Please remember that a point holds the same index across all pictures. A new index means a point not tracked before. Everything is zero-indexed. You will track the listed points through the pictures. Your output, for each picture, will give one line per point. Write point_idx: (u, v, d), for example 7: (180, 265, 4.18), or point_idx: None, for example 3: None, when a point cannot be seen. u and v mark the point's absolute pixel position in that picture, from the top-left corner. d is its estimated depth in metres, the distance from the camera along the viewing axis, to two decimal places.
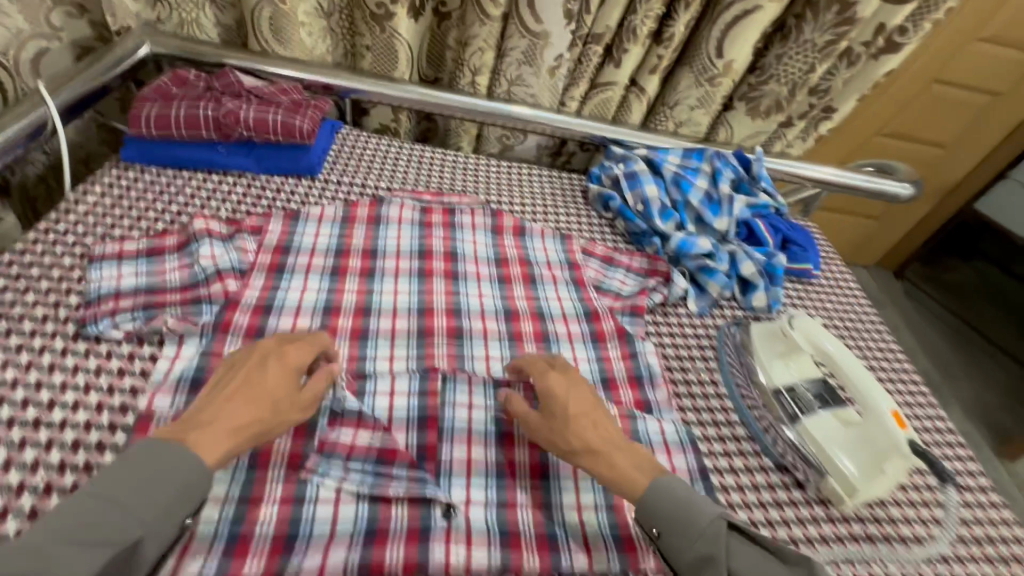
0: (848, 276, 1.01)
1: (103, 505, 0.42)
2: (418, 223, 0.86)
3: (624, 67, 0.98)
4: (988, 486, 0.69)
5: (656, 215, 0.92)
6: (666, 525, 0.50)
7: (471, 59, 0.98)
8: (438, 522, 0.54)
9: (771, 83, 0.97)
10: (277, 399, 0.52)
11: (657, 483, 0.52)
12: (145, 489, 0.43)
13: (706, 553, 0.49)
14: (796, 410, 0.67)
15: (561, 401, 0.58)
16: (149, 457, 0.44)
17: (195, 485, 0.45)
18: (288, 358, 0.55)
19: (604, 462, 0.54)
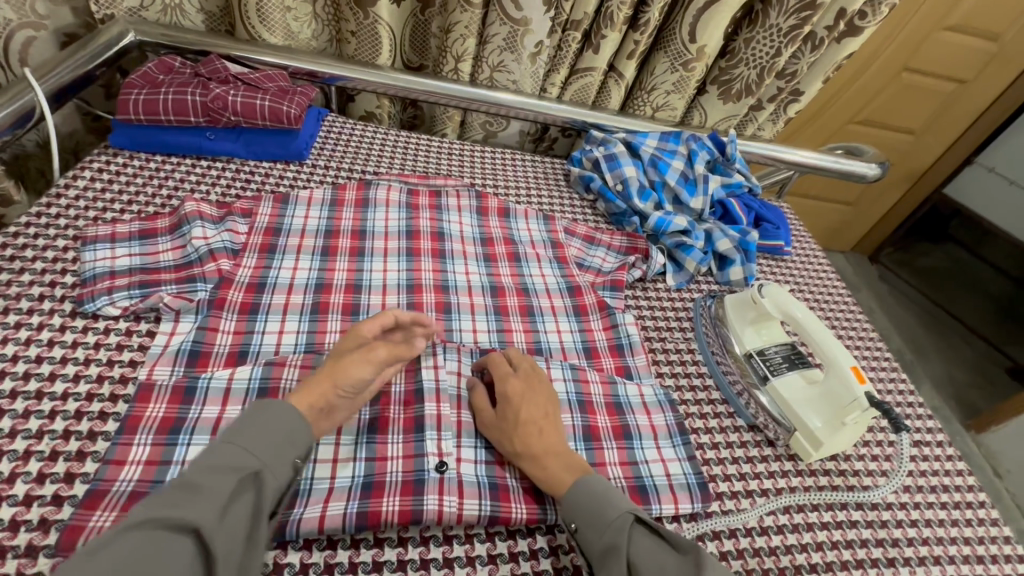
0: (818, 252, 1.06)
1: (230, 447, 0.48)
2: (405, 205, 0.88)
3: (602, 53, 1.01)
4: (944, 440, 0.75)
5: (635, 194, 0.96)
6: (582, 518, 0.53)
7: (454, 46, 1.01)
8: (431, 475, 0.57)
9: (740, 67, 1.01)
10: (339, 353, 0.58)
11: (580, 479, 0.55)
12: (260, 431, 0.49)
13: (610, 544, 0.51)
14: (767, 371, 0.71)
15: (514, 406, 0.61)
16: (256, 408, 0.51)
17: (299, 430, 0.51)
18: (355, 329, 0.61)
19: (537, 465, 0.57)
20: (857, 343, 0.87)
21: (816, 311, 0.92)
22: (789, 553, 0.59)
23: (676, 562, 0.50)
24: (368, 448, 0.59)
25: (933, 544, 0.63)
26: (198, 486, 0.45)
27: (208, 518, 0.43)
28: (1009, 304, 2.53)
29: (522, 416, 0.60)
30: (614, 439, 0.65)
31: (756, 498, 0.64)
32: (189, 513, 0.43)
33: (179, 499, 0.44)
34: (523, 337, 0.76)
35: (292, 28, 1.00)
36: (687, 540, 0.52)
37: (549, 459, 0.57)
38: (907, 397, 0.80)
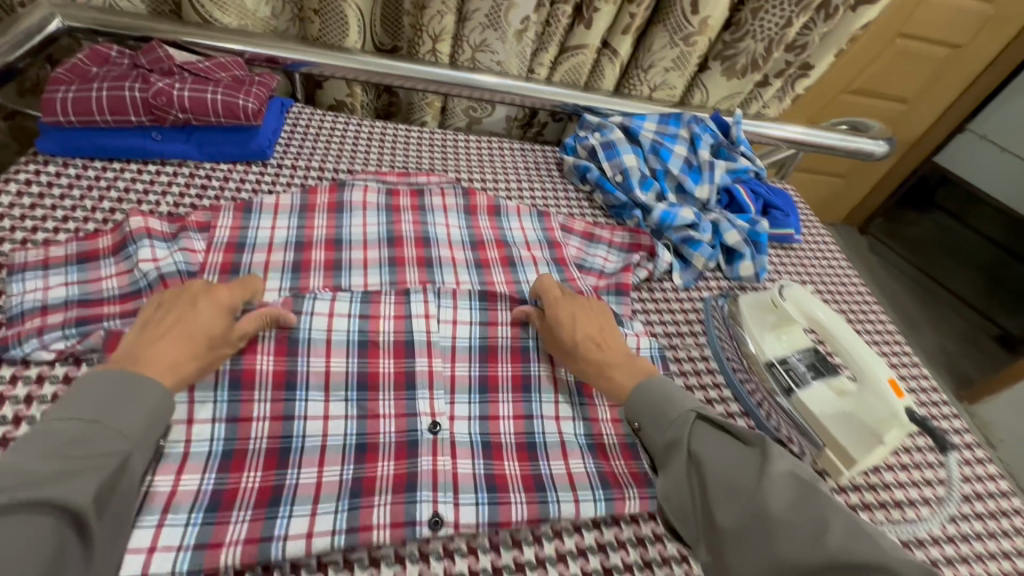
0: (828, 238, 1.00)
1: (84, 424, 0.45)
2: (385, 207, 0.80)
3: (595, 27, 0.91)
4: (973, 442, 0.71)
5: (636, 185, 0.88)
6: (645, 418, 0.57)
7: (431, 25, 0.91)
8: (424, 435, 0.58)
9: (747, 40, 0.92)
10: (210, 333, 0.54)
11: (641, 384, 0.59)
12: (122, 409, 0.47)
13: (673, 439, 0.55)
14: (792, 382, 0.65)
15: (568, 329, 0.65)
16: (109, 386, 0.47)
17: (159, 410, 0.49)
18: (218, 298, 0.57)
19: (604, 378, 0.62)
20: (876, 340, 0.82)
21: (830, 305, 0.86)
22: None
23: (739, 453, 0.53)
24: (230, 407, 0.55)
25: (973, 563, 0.58)
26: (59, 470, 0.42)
27: (82, 498, 0.42)
28: (998, 271, 2.54)
29: (578, 335, 0.64)
30: (634, 485, 0.59)
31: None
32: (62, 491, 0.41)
33: (41, 472, 0.42)
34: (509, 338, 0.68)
35: (248, 6, 0.88)
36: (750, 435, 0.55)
37: (614, 370, 0.62)
38: (931, 398, 0.75)
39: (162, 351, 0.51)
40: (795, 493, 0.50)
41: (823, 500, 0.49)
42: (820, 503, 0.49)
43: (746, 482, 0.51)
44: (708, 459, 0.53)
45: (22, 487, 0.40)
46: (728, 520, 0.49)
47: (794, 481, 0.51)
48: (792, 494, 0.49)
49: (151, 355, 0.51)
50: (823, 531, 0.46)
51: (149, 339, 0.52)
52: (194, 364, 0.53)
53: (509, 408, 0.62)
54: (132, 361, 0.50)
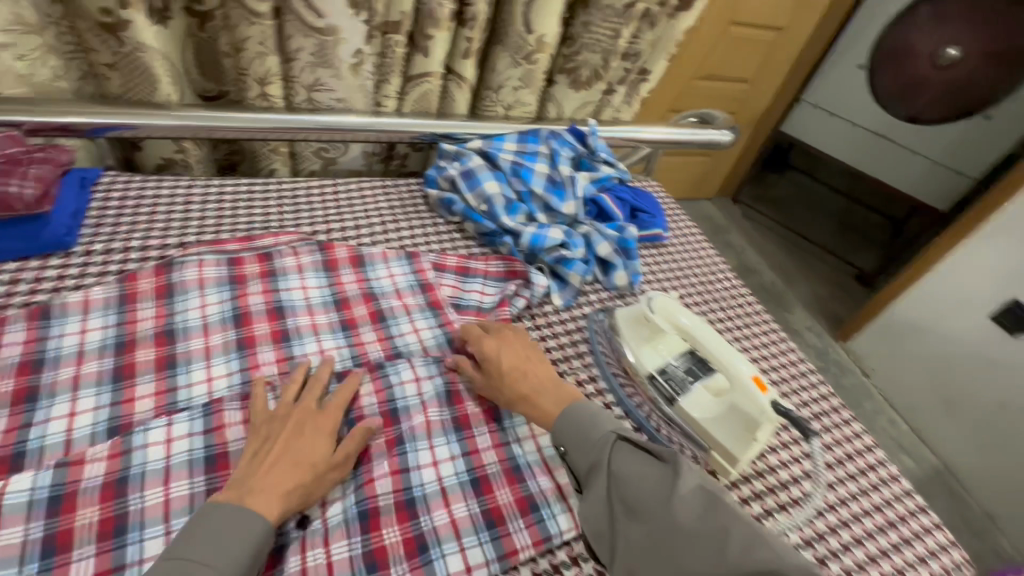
0: (693, 229, 1.06)
1: (193, 563, 0.44)
2: (227, 280, 0.71)
3: (433, 55, 0.88)
4: (835, 406, 0.77)
5: (502, 212, 0.86)
6: (567, 439, 0.56)
7: (252, 68, 0.82)
8: (293, 534, 0.52)
9: (584, 54, 0.94)
10: (316, 462, 0.54)
11: (567, 410, 0.58)
12: (227, 542, 0.46)
13: (594, 461, 0.54)
14: (673, 392, 0.66)
15: (493, 360, 0.64)
16: (227, 517, 0.47)
17: (261, 544, 0.47)
18: (323, 424, 0.57)
19: (531, 406, 0.61)
20: (742, 326, 0.88)
21: (700, 301, 0.90)
22: None
23: (657, 469, 0.53)
24: None
25: (852, 526, 0.63)
26: None
27: None
28: (848, 218, 2.88)
29: (505, 364, 0.63)
30: (519, 514, 0.56)
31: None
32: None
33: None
34: (375, 399, 0.63)
35: (18, 70, 0.74)
36: (665, 450, 0.55)
37: (540, 397, 0.61)
38: (794, 372, 0.82)
39: (273, 479, 0.51)
40: (706, 509, 0.50)
41: (732, 512, 0.49)
42: (730, 516, 0.49)
43: (661, 499, 0.50)
44: (626, 479, 0.52)
45: None
46: (642, 541, 0.50)
47: (705, 497, 0.51)
48: (701, 510, 0.49)
49: (260, 484, 0.50)
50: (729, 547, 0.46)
51: (260, 465, 0.52)
52: (299, 492, 0.52)
53: (386, 480, 0.57)
54: (240, 491, 0.50)
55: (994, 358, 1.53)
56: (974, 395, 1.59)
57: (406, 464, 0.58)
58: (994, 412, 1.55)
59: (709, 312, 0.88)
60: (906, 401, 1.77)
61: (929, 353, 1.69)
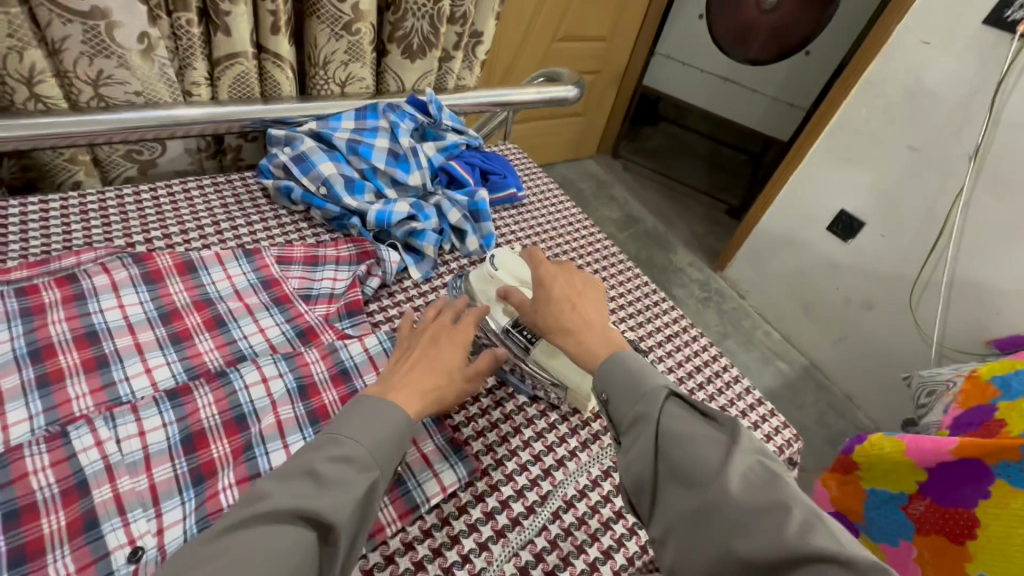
0: (550, 187, 1.09)
1: (352, 434, 0.46)
2: (19, 313, 0.62)
3: (237, 34, 0.80)
4: (677, 331, 0.87)
5: (343, 193, 0.82)
6: (614, 388, 0.51)
7: (9, 66, 0.70)
8: (123, 570, 0.48)
9: (410, 20, 0.91)
10: (452, 369, 0.56)
11: (614, 355, 0.54)
12: (376, 426, 0.47)
13: (642, 412, 0.48)
14: (526, 340, 0.67)
15: (547, 286, 0.62)
16: (365, 412, 0.48)
17: (406, 433, 0.48)
18: (456, 336, 0.59)
19: (574, 340, 0.58)
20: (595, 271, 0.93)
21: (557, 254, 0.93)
22: (596, 514, 0.60)
23: (712, 430, 0.47)
24: None
25: None
26: (321, 479, 0.43)
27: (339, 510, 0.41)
28: (713, 160, 3.14)
29: (558, 292, 0.61)
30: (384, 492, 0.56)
31: (542, 485, 0.61)
32: (320, 509, 0.41)
33: (308, 491, 0.42)
34: (213, 410, 0.59)
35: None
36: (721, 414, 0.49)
37: (585, 333, 0.58)
38: (639, 305, 0.89)
39: (417, 379, 0.53)
40: (763, 484, 0.43)
41: (794, 493, 0.43)
42: (793, 495, 0.42)
43: (715, 465, 0.44)
44: (675, 434, 0.46)
45: (248, 508, 0.40)
46: (682, 506, 0.44)
47: (764, 472, 0.44)
48: (758, 484, 0.43)
49: (407, 381, 0.53)
50: (792, 528, 0.39)
51: (399, 370, 0.54)
52: (435, 395, 0.54)
53: (232, 491, 0.54)
54: (385, 389, 0.52)
55: (834, 262, 1.75)
56: (825, 296, 1.80)
57: (256, 469, 0.56)
58: (841, 306, 1.77)
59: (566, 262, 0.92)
60: (777, 313, 1.98)
61: (788, 266, 1.89)
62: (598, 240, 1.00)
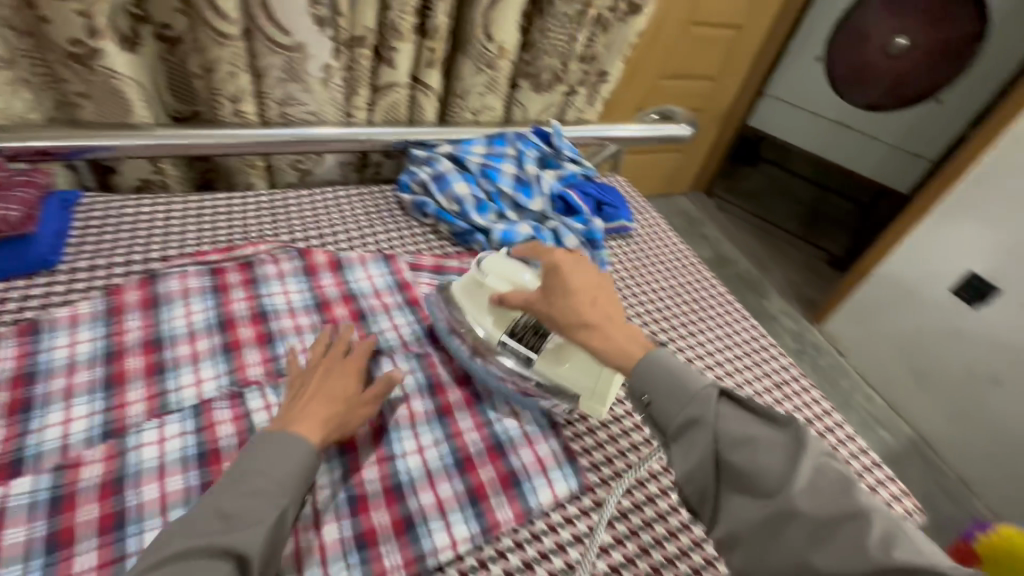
0: (658, 222, 1.12)
1: (255, 474, 0.49)
2: (211, 289, 0.74)
3: (399, 67, 0.92)
4: (785, 383, 0.85)
5: (472, 211, 0.90)
6: (658, 390, 0.51)
7: (224, 87, 0.85)
8: None
9: (543, 59, 0.97)
10: (347, 395, 0.60)
11: (650, 355, 0.54)
12: (279, 460, 0.50)
13: (693, 417, 0.49)
14: (527, 352, 0.66)
15: (559, 274, 0.61)
16: (276, 440, 0.51)
17: (310, 463, 0.52)
18: (348, 366, 0.63)
19: (599, 335, 0.56)
20: (699, 312, 0.94)
21: (662, 291, 0.95)
22: (697, 549, 0.62)
23: (773, 436, 0.48)
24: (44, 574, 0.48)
25: None
26: (233, 514, 0.46)
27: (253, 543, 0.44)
28: (816, 207, 2.98)
29: (575, 284, 0.61)
30: (502, 490, 0.61)
31: (646, 512, 0.64)
32: (235, 544, 0.44)
33: (219, 529, 0.45)
34: None
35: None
36: (780, 415, 0.49)
37: (610, 329, 0.57)
38: (742, 349, 0.89)
39: (313, 408, 0.56)
40: (833, 490, 0.44)
41: (868, 500, 0.43)
42: (867, 507, 0.42)
43: (781, 473, 0.45)
44: (734, 442, 0.47)
45: (179, 541, 0.44)
46: (753, 516, 0.45)
47: (830, 476, 0.45)
48: (828, 490, 0.44)
49: (305, 413, 0.55)
50: (873, 541, 0.40)
51: (300, 400, 0.57)
52: (336, 420, 0.57)
53: (372, 468, 0.60)
54: (282, 422, 0.54)
55: (959, 329, 1.59)
56: (943, 365, 1.65)
57: (391, 452, 0.62)
58: (962, 378, 1.61)
59: (670, 299, 0.94)
60: (882, 376, 1.82)
61: (899, 326, 1.74)
62: (703, 282, 1.01)
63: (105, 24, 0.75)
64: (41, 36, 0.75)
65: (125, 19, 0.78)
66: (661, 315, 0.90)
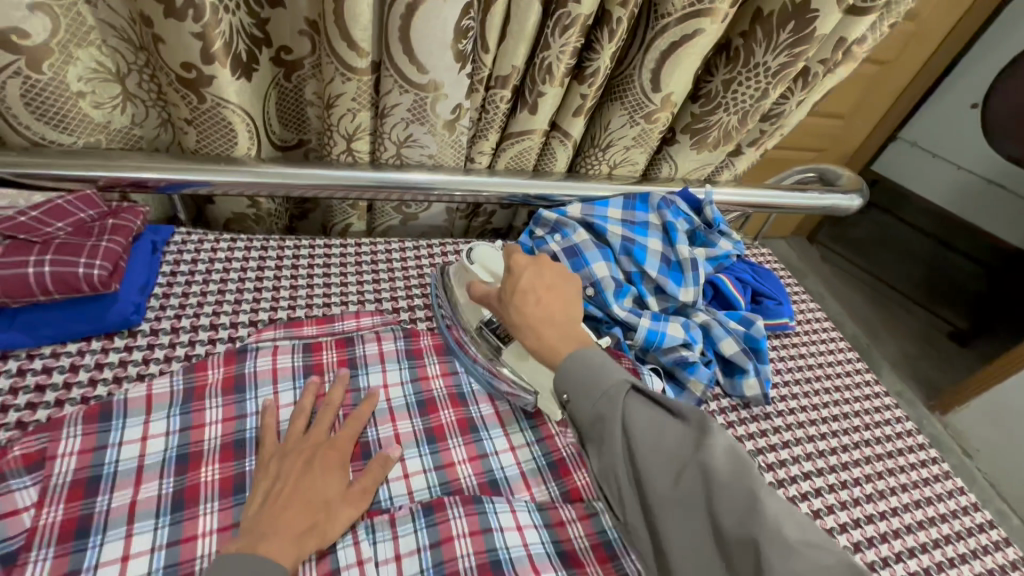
0: (823, 317, 0.91)
1: None
2: (304, 372, 0.62)
3: (540, 113, 0.77)
4: None
5: (611, 299, 0.73)
6: (572, 388, 0.51)
7: (340, 124, 0.73)
8: None
9: (719, 113, 0.79)
10: (329, 498, 0.51)
11: (576, 353, 0.54)
12: None
13: (603, 411, 0.49)
14: (497, 341, 0.65)
15: (514, 275, 0.60)
16: (233, 569, 0.43)
17: None
18: (332, 458, 0.54)
19: (532, 333, 0.57)
20: (874, 464, 0.73)
21: (828, 430, 0.75)
22: None
23: (678, 428, 0.48)
24: None
25: None
26: None
27: None
28: None
29: (522, 283, 0.60)
30: None
31: None
32: None
33: None
34: (471, 551, 0.53)
35: (95, 118, 0.66)
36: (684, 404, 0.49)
37: (546, 329, 0.57)
38: (933, 533, 0.67)
39: (286, 518, 0.48)
40: (734, 466, 0.44)
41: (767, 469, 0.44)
42: (758, 484, 0.43)
43: (684, 454, 0.46)
44: (642, 436, 0.47)
45: None
46: (664, 495, 0.45)
47: (730, 452, 0.45)
48: (729, 466, 0.44)
49: (274, 525, 0.47)
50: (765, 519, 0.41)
51: (270, 506, 0.49)
52: (314, 534, 0.49)
53: None
54: (253, 537, 0.46)
55: None
56: None
57: None
58: None
59: (839, 444, 0.74)
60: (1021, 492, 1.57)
61: None
62: (877, 417, 0.79)
63: (221, 49, 0.62)
64: (151, 52, 0.62)
65: (244, 41, 0.67)
66: (830, 468, 0.71)
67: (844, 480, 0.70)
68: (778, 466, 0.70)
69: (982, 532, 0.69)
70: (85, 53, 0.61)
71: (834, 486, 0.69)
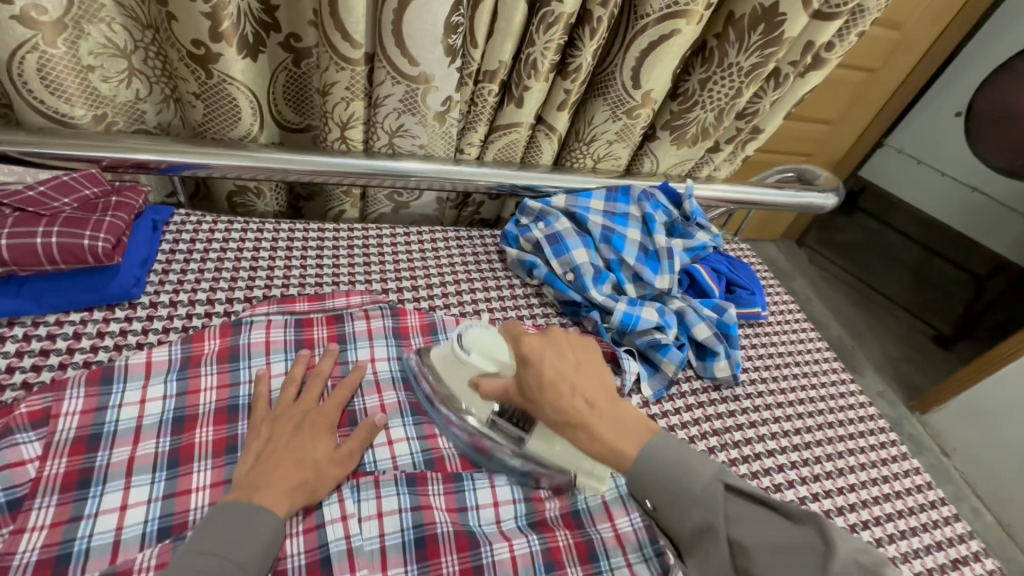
0: (795, 309, 0.95)
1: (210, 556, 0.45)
2: (295, 344, 0.66)
3: (527, 106, 0.81)
4: (954, 561, 0.68)
5: (591, 284, 0.78)
6: (662, 498, 0.49)
7: (335, 112, 0.77)
8: None
9: (696, 111, 0.83)
10: (318, 459, 0.54)
11: (645, 448, 0.50)
12: (244, 541, 0.46)
13: (704, 524, 0.47)
14: (518, 432, 0.60)
15: (535, 367, 0.55)
16: (230, 518, 0.47)
17: (273, 541, 0.48)
18: (320, 423, 0.57)
19: (585, 432, 0.52)
20: (835, 445, 0.77)
21: (793, 413, 0.79)
22: None
23: (789, 534, 0.46)
24: None
25: None
26: None
27: None
28: None
29: (549, 376, 0.54)
30: None
31: None
32: None
33: None
34: (447, 519, 0.57)
35: (103, 92, 0.69)
36: (791, 505, 0.48)
37: (594, 419, 0.52)
38: (887, 508, 0.71)
39: (278, 476, 0.52)
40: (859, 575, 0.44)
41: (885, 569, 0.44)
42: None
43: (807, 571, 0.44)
44: (751, 545, 0.46)
45: None
46: None
47: (857, 558, 0.44)
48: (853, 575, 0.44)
49: (267, 481, 0.51)
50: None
51: (263, 466, 0.52)
52: (304, 490, 0.52)
53: None
54: (247, 490, 0.50)
55: None
56: None
57: None
58: None
59: (803, 426, 0.78)
60: (995, 491, 1.61)
61: None
62: (841, 402, 0.83)
63: (228, 29, 0.66)
64: (163, 29, 0.66)
65: (252, 24, 0.71)
66: (793, 447, 0.75)
67: (805, 458, 0.74)
68: (744, 445, 0.74)
69: (934, 508, 0.73)
70: (95, 29, 0.65)
71: (797, 464, 0.73)
